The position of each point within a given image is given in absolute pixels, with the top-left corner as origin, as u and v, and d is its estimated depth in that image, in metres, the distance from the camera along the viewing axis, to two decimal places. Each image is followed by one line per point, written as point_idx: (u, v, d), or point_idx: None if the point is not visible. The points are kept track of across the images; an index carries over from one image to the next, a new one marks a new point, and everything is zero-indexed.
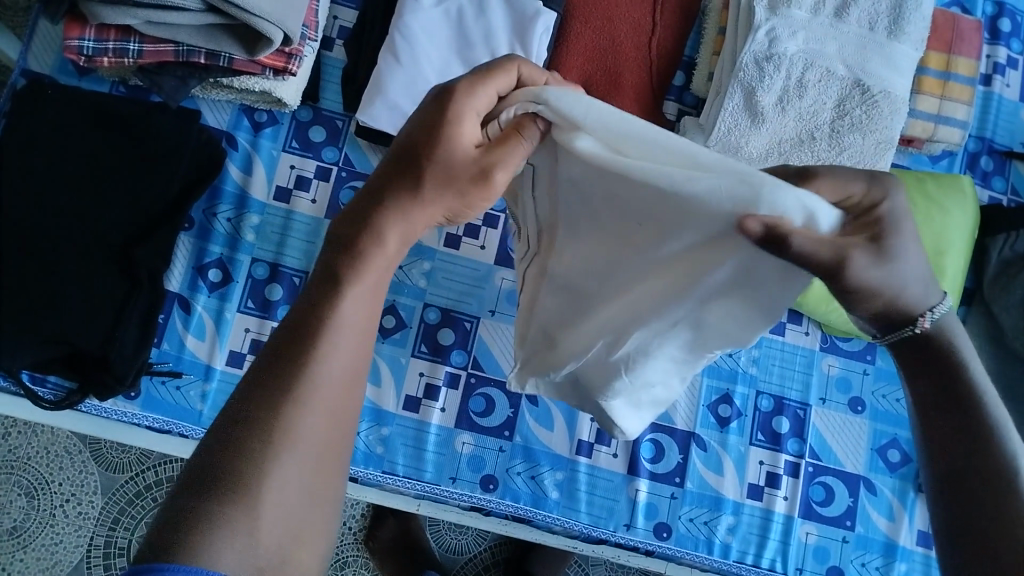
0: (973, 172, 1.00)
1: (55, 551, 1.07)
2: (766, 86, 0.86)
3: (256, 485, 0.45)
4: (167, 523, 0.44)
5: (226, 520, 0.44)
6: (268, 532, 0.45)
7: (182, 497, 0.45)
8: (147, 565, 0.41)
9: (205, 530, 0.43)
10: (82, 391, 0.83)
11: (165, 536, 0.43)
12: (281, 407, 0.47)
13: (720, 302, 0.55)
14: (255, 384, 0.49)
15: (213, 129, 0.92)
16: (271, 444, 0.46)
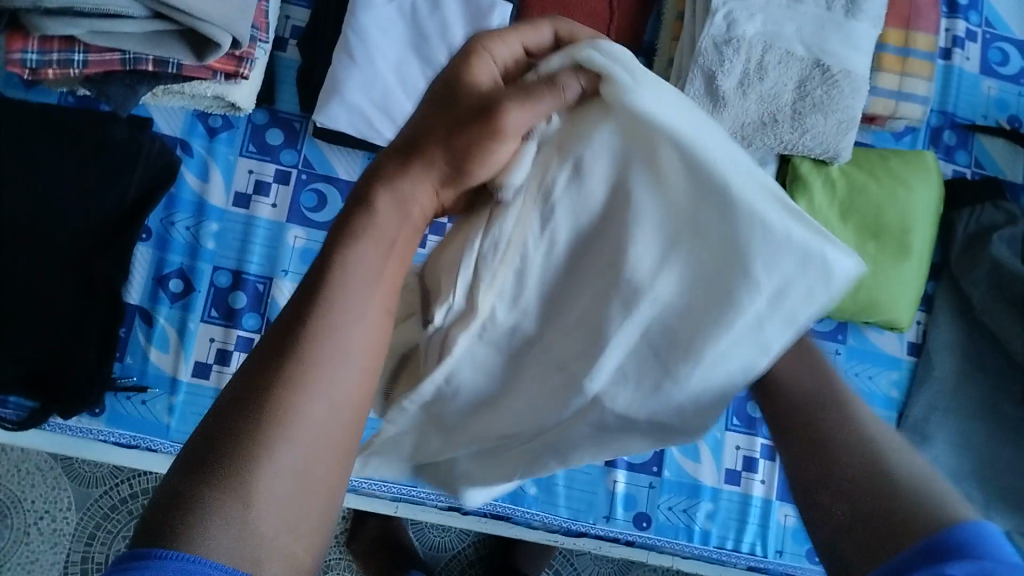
0: (936, 146, 1.00)
1: (32, 570, 1.05)
2: (726, 71, 0.85)
3: (251, 473, 0.36)
4: (160, 511, 0.35)
5: (217, 505, 0.35)
6: (267, 522, 0.36)
7: (180, 479, 0.36)
8: (140, 556, 0.33)
9: (192, 520, 0.35)
10: (44, 410, 0.81)
11: (159, 526, 0.35)
12: (277, 388, 0.38)
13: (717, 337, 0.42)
14: (257, 365, 0.39)
15: (165, 137, 0.90)
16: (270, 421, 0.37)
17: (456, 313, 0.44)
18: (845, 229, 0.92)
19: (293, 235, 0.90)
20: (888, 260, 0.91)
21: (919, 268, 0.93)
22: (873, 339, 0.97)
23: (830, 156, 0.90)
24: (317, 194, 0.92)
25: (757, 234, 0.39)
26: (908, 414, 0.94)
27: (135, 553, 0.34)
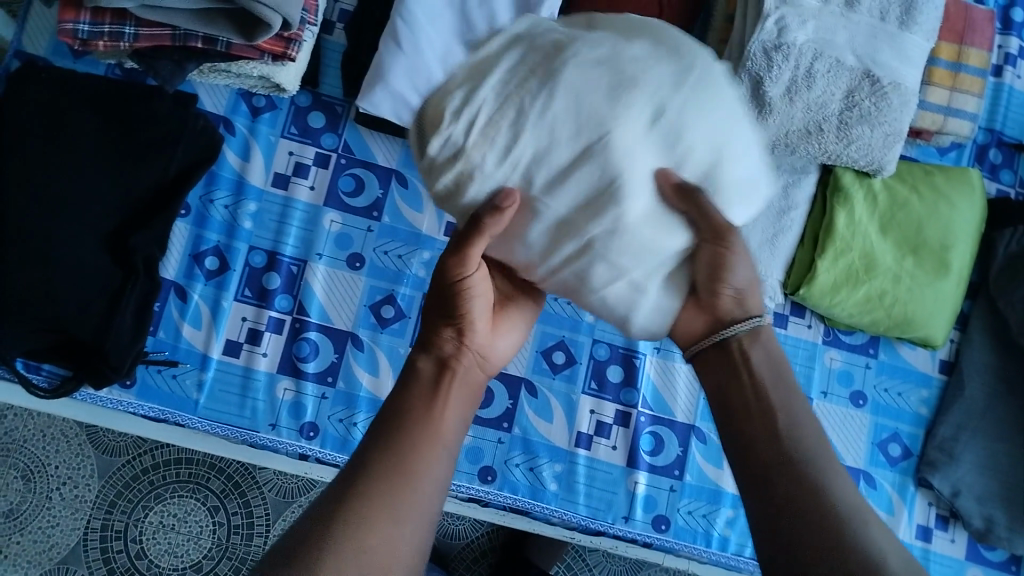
0: (980, 164, 0.99)
1: (52, 534, 1.06)
2: (774, 77, 0.83)
3: (387, 516, 0.49)
4: (310, 521, 0.48)
5: (355, 529, 0.47)
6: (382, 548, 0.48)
7: (320, 504, 0.49)
8: (299, 550, 0.46)
9: (337, 540, 0.47)
10: (77, 378, 0.83)
11: (314, 529, 0.47)
12: (369, 493, 0.49)
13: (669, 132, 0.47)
14: (384, 439, 0.53)
15: (208, 115, 0.90)
16: (323, 538, 0.46)
17: (451, 151, 0.46)
18: (886, 243, 0.90)
19: (328, 219, 0.90)
20: (928, 277, 0.90)
21: (958, 286, 0.92)
22: (904, 355, 0.96)
23: (874, 168, 0.89)
24: (354, 178, 0.91)
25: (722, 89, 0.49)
26: (936, 433, 0.93)
27: (298, 544, 0.46)
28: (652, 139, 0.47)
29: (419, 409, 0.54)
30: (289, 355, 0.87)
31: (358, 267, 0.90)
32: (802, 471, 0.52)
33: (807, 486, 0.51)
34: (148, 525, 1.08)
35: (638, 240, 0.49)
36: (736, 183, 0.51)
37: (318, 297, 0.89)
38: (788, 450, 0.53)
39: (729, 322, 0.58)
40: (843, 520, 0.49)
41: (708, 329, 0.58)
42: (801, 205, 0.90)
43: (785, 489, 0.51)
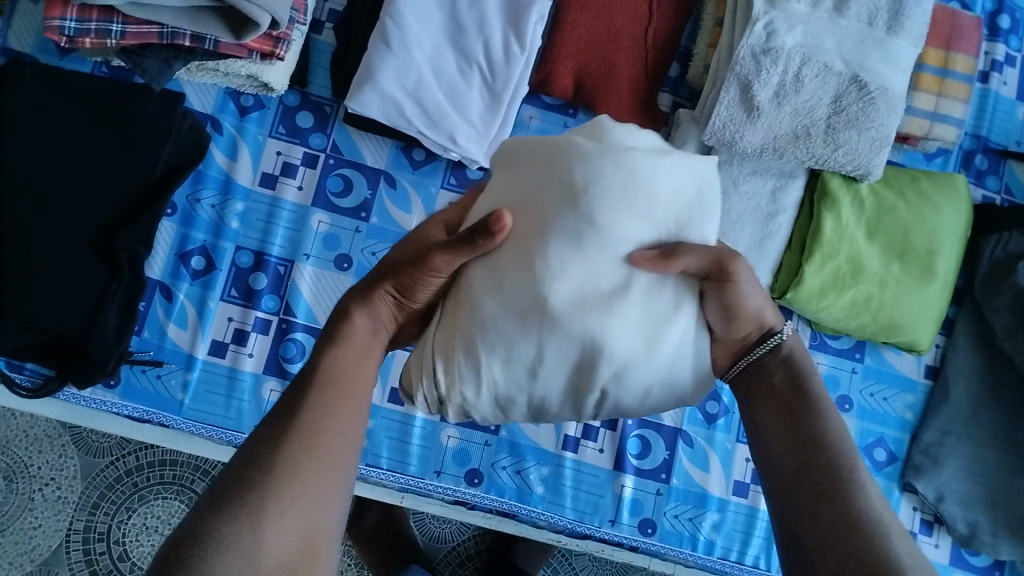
0: (967, 170, 0.99)
1: (34, 535, 1.06)
2: (763, 80, 0.84)
3: (324, 464, 0.49)
4: (241, 471, 0.47)
5: (291, 480, 0.47)
6: (319, 500, 0.48)
7: (255, 451, 0.48)
8: (233, 497, 0.46)
9: (272, 491, 0.46)
10: (60, 377, 0.82)
11: (242, 481, 0.47)
12: (305, 442, 0.49)
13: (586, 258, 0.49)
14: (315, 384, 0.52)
15: (197, 114, 0.90)
16: (265, 486, 0.46)
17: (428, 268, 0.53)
18: (872, 248, 0.91)
19: (316, 220, 0.90)
20: (914, 282, 0.90)
21: (943, 292, 0.92)
22: (890, 360, 0.96)
23: (863, 172, 0.88)
24: (343, 179, 0.91)
25: (603, 176, 0.50)
26: (920, 438, 0.93)
27: (232, 492, 0.46)
28: (584, 268, 0.49)
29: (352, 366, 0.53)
30: (275, 355, 0.87)
31: (345, 268, 0.89)
32: (834, 486, 0.51)
33: (836, 503, 0.50)
34: (132, 527, 1.07)
35: (640, 339, 0.50)
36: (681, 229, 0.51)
37: (304, 297, 0.88)
38: (819, 463, 0.52)
39: (750, 346, 0.57)
40: (870, 534, 0.48)
41: (733, 359, 0.57)
42: (789, 209, 0.91)
43: (814, 501, 0.50)
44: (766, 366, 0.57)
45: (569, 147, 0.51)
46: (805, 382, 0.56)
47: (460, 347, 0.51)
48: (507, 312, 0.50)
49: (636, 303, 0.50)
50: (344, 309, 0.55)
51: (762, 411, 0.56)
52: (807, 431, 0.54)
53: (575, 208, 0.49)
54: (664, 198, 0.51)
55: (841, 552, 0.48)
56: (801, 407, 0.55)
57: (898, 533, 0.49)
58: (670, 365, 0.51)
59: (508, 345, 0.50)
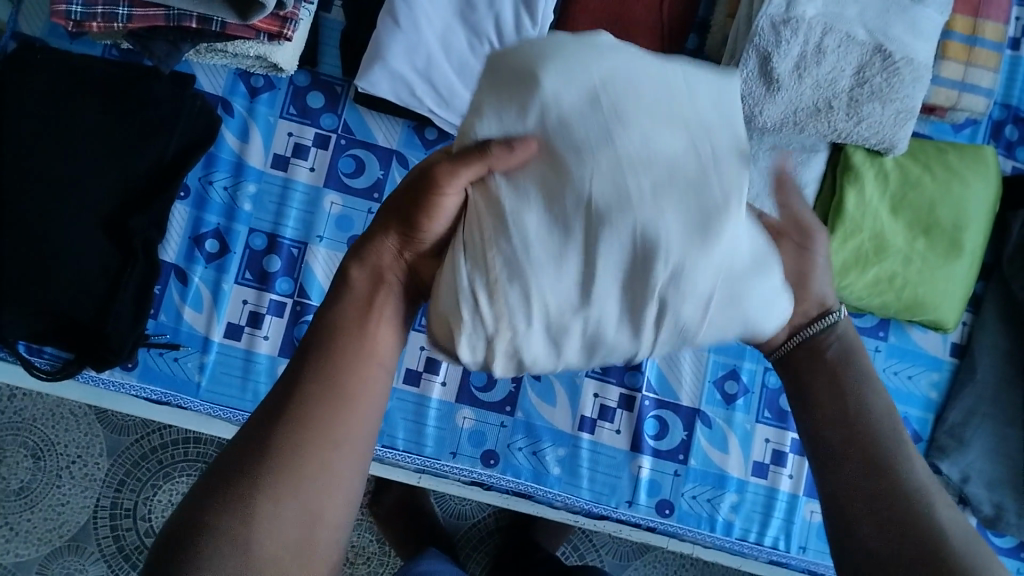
0: (996, 142, 0.96)
1: (63, 512, 1.08)
2: (783, 52, 0.81)
3: (320, 446, 0.47)
4: (234, 461, 0.46)
5: (283, 468, 0.46)
6: (318, 484, 0.46)
7: (249, 439, 0.47)
8: (224, 490, 0.45)
9: (263, 482, 0.45)
10: (78, 361, 0.83)
11: (236, 472, 0.46)
12: (301, 423, 0.47)
13: (621, 144, 0.43)
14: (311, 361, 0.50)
15: (207, 96, 0.89)
16: (256, 477, 0.45)
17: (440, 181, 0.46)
18: (897, 224, 0.88)
19: (329, 201, 0.89)
20: (939, 259, 0.88)
21: (970, 268, 0.90)
22: (915, 338, 0.94)
23: (886, 146, 0.87)
24: (355, 160, 0.90)
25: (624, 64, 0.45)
26: (945, 418, 0.92)
27: (224, 485, 0.45)
28: (618, 172, 0.43)
29: (352, 330, 0.51)
30: (290, 338, 0.87)
31: None
32: (878, 462, 0.49)
33: (881, 478, 0.49)
34: (157, 504, 1.09)
35: (696, 231, 0.43)
36: (716, 125, 0.45)
37: (318, 280, 0.88)
38: (861, 438, 0.51)
39: (805, 322, 0.55)
40: (918, 511, 0.47)
41: (791, 331, 0.56)
42: (809, 184, 0.89)
43: (860, 476, 0.49)
44: (822, 341, 0.55)
45: (575, 46, 0.46)
46: (856, 357, 0.55)
47: (500, 270, 0.44)
48: (545, 225, 0.44)
49: (683, 190, 0.43)
50: (341, 269, 0.54)
51: (803, 387, 0.55)
52: (849, 407, 0.52)
53: (601, 93, 0.44)
54: (688, 95, 0.45)
55: (892, 538, 0.47)
56: (843, 375, 0.54)
57: (946, 508, 0.48)
58: (729, 276, 0.45)
59: (552, 261, 0.44)
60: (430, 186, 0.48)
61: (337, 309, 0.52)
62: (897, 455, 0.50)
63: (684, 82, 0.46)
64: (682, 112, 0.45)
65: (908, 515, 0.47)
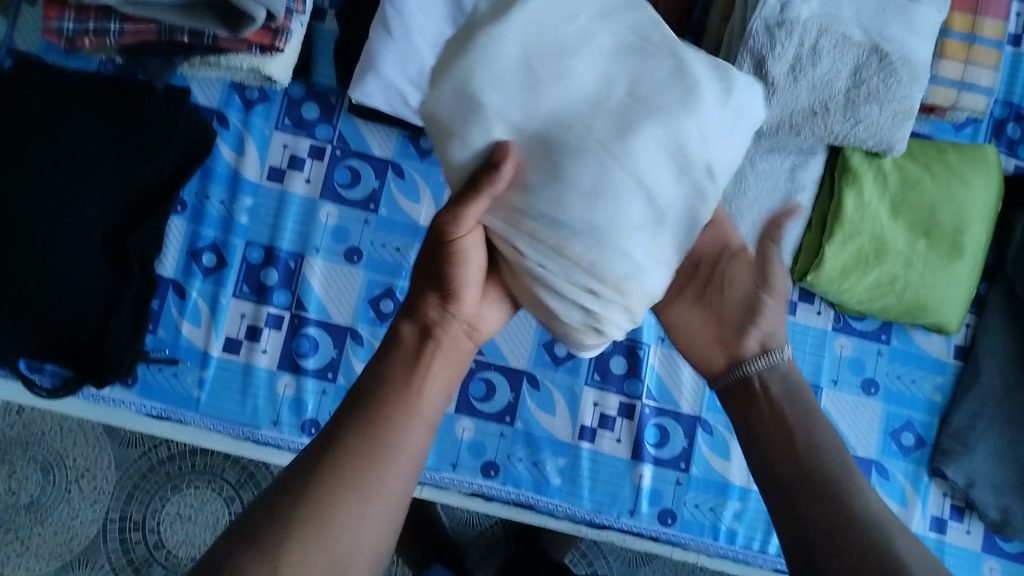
0: (997, 139, 0.95)
1: (73, 525, 1.08)
2: (777, 55, 0.80)
3: (356, 495, 0.48)
4: (268, 504, 0.47)
5: (316, 516, 0.47)
6: (348, 534, 0.47)
7: (285, 483, 0.48)
8: (254, 532, 0.45)
9: (294, 527, 0.46)
10: (79, 378, 0.83)
11: (269, 514, 0.46)
12: (337, 473, 0.48)
13: (601, 99, 0.50)
14: (356, 413, 0.51)
15: (202, 110, 0.89)
16: (287, 522, 0.46)
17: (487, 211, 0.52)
18: (896, 226, 0.88)
19: (325, 212, 0.89)
20: (940, 260, 0.87)
21: (973, 268, 0.89)
22: (918, 341, 0.93)
23: (884, 148, 0.86)
24: (350, 171, 0.90)
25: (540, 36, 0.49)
26: (949, 422, 0.91)
27: (255, 526, 0.46)
28: (610, 118, 0.50)
29: (397, 383, 0.53)
30: (288, 351, 0.87)
31: (355, 261, 0.89)
32: (826, 492, 0.52)
33: (829, 504, 0.51)
34: (165, 516, 1.09)
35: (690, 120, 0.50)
36: (631, 37, 0.51)
37: (315, 292, 0.88)
38: (813, 470, 0.53)
39: (748, 356, 0.59)
40: (867, 531, 0.49)
41: (729, 363, 0.60)
42: (806, 187, 0.89)
43: (812, 507, 0.51)
44: (765, 379, 0.58)
45: (485, 43, 0.48)
46: (802, 395, 0.58)
47: (580, 247, 0.51)
48: (593, 209, 0.50)
49: (654, 87, 0.50)
50: (392, 329, 0.57)
51: (753, 434, 0.57)
52: (799, 446, 0.55)
53: (560, 70, 0.49)
54: (594, 23, 0.50)
55: (842, 556, 0.48)
56: (788, 415, 0.56)
57: (904, 537, 0.49)
58: (746, 113, 0.53)
59: (622, 213, 0.51)
60: (445, 236, 0.54)
61: (382, 364, 0.55)
62: (845, 482, 0.52)
63: (583, 17, 0.50)
64: (605, 40, 0.51)
65: (854, 533, 0.49)
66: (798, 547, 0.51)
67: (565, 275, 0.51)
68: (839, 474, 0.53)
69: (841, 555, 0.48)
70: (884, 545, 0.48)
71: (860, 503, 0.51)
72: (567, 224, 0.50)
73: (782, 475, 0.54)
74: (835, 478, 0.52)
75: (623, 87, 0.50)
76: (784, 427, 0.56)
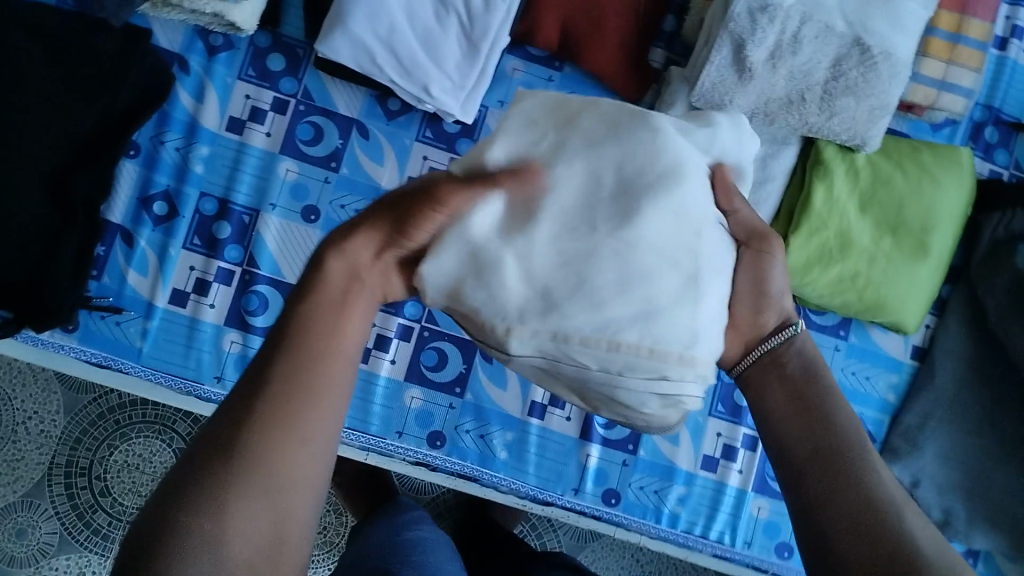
0: (975, 143, 0.94)
1: (16, 467, 1.06)
2: (758, 41, 0.78)
3: (294, 436, 0.46)
4: (205, 447, 0.45)
5: (257, 462, 0.45)
6: (293, 476, 0.46)
7: (222, 422, 0.46)
8: (196, 482, 0.44)
9: (234, 476, 0.44)
10: (18, 322, 0.80)
11: (207, 458, 0.45)
12: (273, 413, 0.46)
13: (584, 189, 0.48)
14: (287, 345, 0.48)
15: (163, 52, 0.86)
16: (227, 469, 0.44)
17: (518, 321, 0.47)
18: (864, 223, 0.86)
19: (284, 167, 0.86)
20: (905, 261, 0.86)
21: (936, 272, 0.88)
22: (877, 340, 0.92)
23: (857, 143, 0.84)
24: (313, 126, 0.87)
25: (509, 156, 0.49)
26: (901, 420, 0.90)
27: (192, 474, 0.44)
28: (609, 211, 0.48)
29: (326, 319, 0.50)
30: (237, 307, 0.85)
31: (313, 220, 0.86)
32: (846, 466, 0.53)
33: (844, 478, 0.52)
34: (113, 464, 1.07)
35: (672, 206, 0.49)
36: (605, 130, 0.50)
37: (268, 248, 0.85)
38: (832, 441, 0.54)
39: (765, 336, 0.59)
40: (882, 507, 0.50)
41: (745, 350, 0.59)
42: (778, 177, 0.86)
43: (829, 479, 0.52)
44: (781, 355, 0.59)
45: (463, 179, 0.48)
46: (818, 371, 0.58)
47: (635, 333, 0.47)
48: (629, 304, 0.46)
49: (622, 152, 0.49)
50: (317, 256, 0.52)
51: (768, 412, 0.57)
52: (816, 416, 0.55)
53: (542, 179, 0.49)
54: (560, 137, 0.50)
55: (857, 535, 0.49)
56: (809, 395, 0.57)
57: (915, 515, 0.51)
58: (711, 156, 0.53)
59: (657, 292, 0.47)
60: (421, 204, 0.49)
61: (304, 306, 0.50)
62: (859, 452, 0.53)
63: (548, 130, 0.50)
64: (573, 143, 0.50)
65: (872, 512, 0.50)
66: (812, 517, 0.52)
67: (634, 373, 0.47)
68: (855, 445, 0.54)
69: (858, 534, 0.49)
70: (903, 526, 0.49)
71: (875, 478, 0.52)
72: (615, 323, 0.46)
73: (798, 452, 0.55)
74: (853, 454, 0.53)
75: (611, 174, 0.49)
76: (806, 407, 0.56)
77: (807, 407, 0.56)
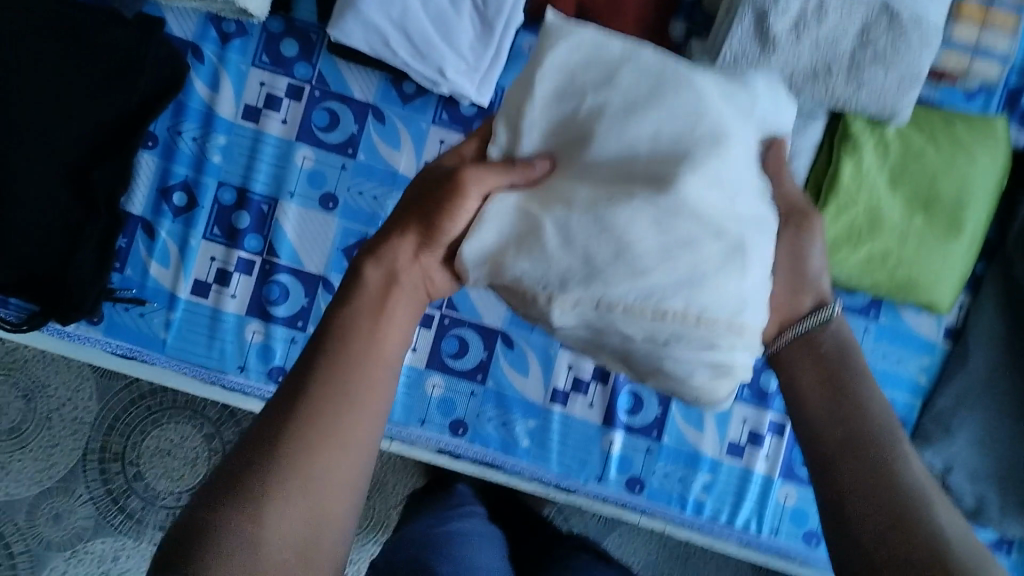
0: (1011, 111, 0.89)
1: (53, 453, 1.08)
2: (780, 11, 0.76)
3: (331, 442, 0.46)
4: (247, 451, 0.45)
5: (295, 467, 0.44)
6: (329, 481, 0.45)
7: (263, 427, 0.46)
8: (238, 486, 0.44)
9: (273, 480, 0.44)
10: (43, 314, 0.81)
11: (249, 463, 0.45)
12: (311, 418, 0.46)
13: (623, 159, 0.48)
14: (328, 350, 0.48)
15: (177, 41, 0.86)
16: (267, 474, 0.44)
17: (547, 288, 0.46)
18: (894, 198, 0.84)
19: (301, 155, 0.86)
20: (937, 237, 0.83)
21: (969, 248, 0.85)
22: (908, 320, 0.90)
23: (887, 114, 0.81)
24: (329, 113, 0.86)
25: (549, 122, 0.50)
26: (933, 402, 0.89)
27: (233, 478, 0.44)
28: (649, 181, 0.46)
29: (364, 323, 0.49)
30: (258, 297, 0.85)
31: (331, 208, 0.86)
32: (879, 456, 0.50)
33: (873, 468, 0.49)
34: (144, 450, 1.08)
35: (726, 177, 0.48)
36: (644, 90, 0.49)
37: (288, 238, 0.85)
38: (869, 427, 0.51)
39: (800, 316, 0.57)
40: (911, 499, 0.47)
41: (780, 329, 0.57)
42: (805, 152, 0.84)
43: (858, 467, 0.49)
44: (816, 338, 0.56)
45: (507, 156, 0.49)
46: (854, 356, 0.55)
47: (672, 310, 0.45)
48: (672, 270, 0.45)
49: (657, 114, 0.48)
50: (355, 265, 0.52)
51: (800, 393, 0.55)
52: (848, 402, 0.53)
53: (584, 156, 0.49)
54: (598, 101, 0.49)
55: (881, 522, 0.46)
56: (842, 377, 0.54)
57: (945, 509, 0.47)
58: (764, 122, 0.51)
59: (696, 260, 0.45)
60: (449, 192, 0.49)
61: (343, 312, 0.50)
62: (891, 441, 0.50)
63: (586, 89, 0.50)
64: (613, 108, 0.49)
65: (898, 506, 0.47)
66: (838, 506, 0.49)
67: (683, 342, 0.45)
68: (889, 435, 0.51)
69: (883, 528, 0.46)
70: (932, 522, 0.46)
71: (909, 467, 0.49)
72: (659, 290, 0.45)
73: (832, 435, 0.52)
74: (888, 444, 0.50)
75: (646, 146, 0.48)
76: (839, 388, 0.54)
77: (842, 390, 0.54)
